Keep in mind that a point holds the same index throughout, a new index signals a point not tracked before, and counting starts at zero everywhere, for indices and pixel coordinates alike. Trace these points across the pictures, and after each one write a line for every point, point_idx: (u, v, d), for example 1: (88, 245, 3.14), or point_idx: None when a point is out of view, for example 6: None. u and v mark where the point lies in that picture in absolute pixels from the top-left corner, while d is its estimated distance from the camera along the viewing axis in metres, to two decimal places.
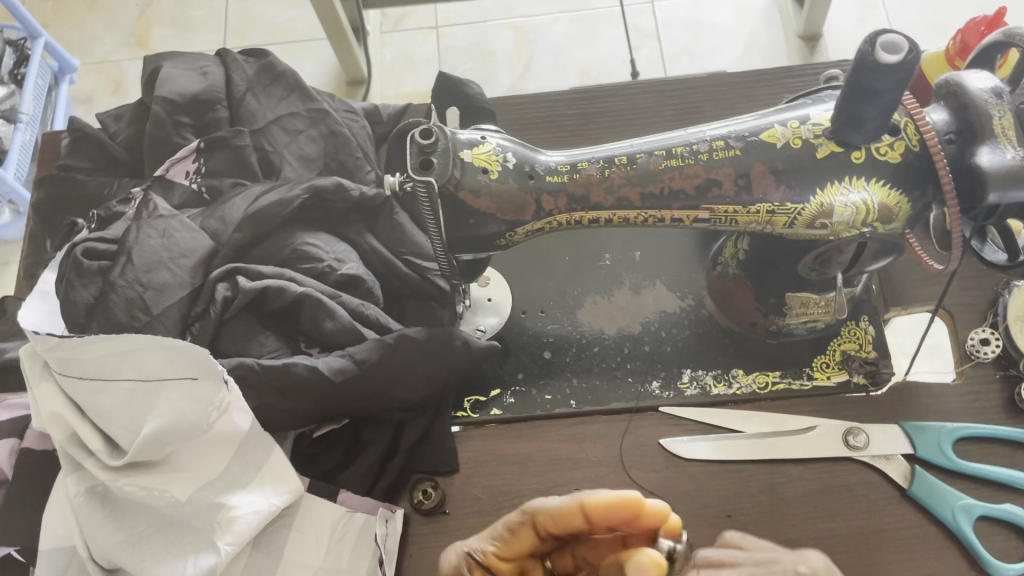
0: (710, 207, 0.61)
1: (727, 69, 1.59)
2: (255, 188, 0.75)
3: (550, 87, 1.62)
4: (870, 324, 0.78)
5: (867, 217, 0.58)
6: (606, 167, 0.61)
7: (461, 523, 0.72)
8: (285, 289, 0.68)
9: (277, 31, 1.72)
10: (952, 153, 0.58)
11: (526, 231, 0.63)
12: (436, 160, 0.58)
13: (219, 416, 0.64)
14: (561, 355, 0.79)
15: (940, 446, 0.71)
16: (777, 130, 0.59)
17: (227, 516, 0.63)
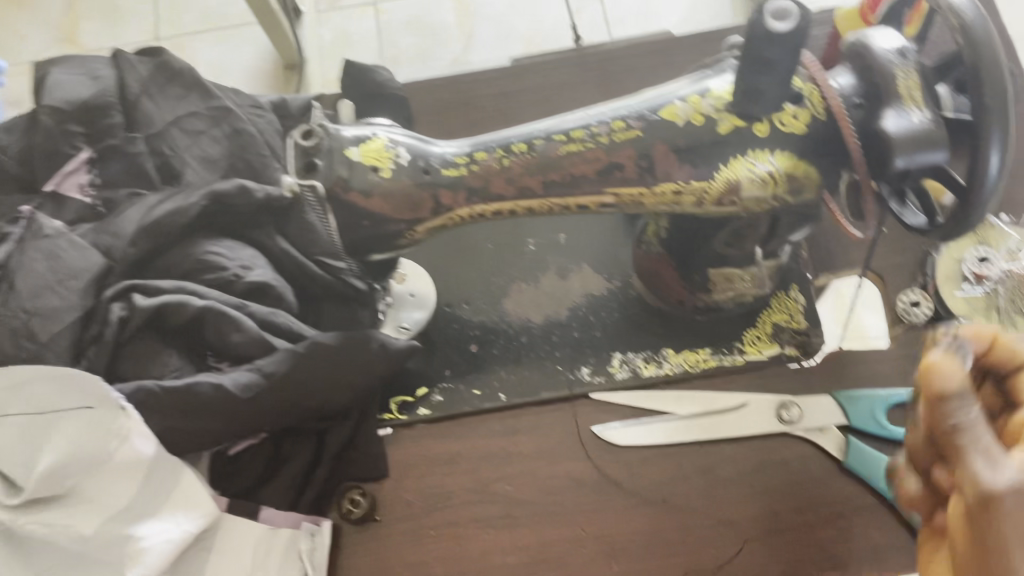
0: (615, 192, 0.59)
1: (673, 28, 1.56)
2: (150, 198, 0.71)
3: (493, 58, 1.57)
4: (801, 293, 0.76)
5: (775, 189, 0.56)
6: (505, 156, 0.58)
7: (392, 530, 0.70)
8: (185, 304, 0.66)
9: (208, 17, 1.65)
10: (859, 118, 0.55)
11: (427, 228, 0.60)
12: (320, 161, 0.55)
13: (120, 445, 0.61)
14: (488, 348, 0.76)
15: (872, 414, 0.70)
16: (677, 106, 0.56)
17: (135, 548, 0.59)
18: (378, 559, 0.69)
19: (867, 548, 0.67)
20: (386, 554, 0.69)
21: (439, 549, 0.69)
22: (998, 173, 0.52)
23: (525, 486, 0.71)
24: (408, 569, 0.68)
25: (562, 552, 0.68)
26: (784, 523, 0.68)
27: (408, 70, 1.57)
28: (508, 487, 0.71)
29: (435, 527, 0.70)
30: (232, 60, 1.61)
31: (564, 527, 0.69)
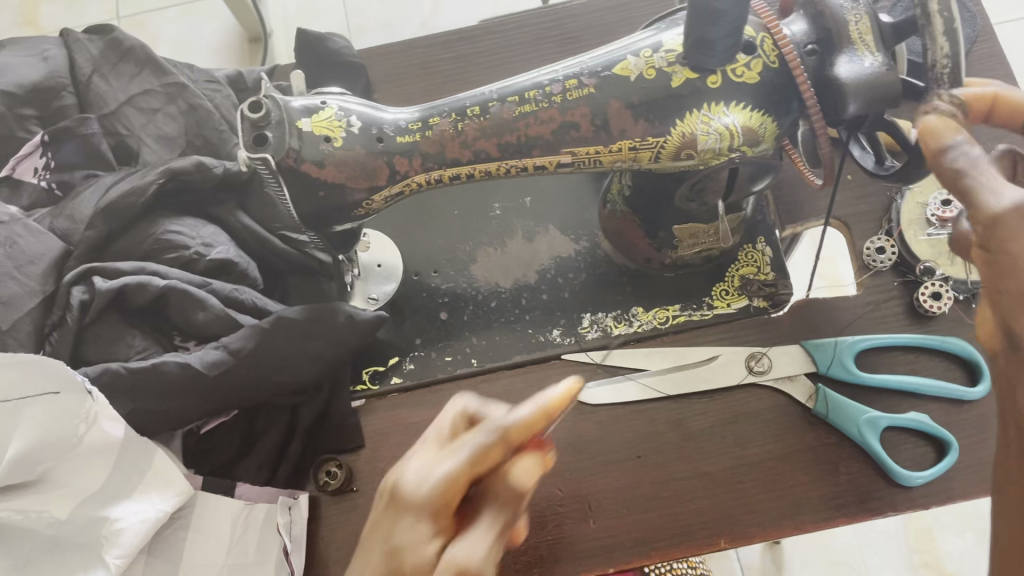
0: (572, 151, 0.58)
1: None
2: (106, 179, 0.71)
3: (461, 22, 1.55)
4: (767, 246, 0.76)
5: (731, 142, 0.56)
6: (459, 120, 0.57)
7: (370, 499, 0.70)
8: (146, 285, 0.65)
9: None
10: (813, 66, 0.55)
11: (384, 196, 0.60)
12: (270, 134, 0.54)
13: (89, 428, 0.61)
14: (458, 315, 0.76)
15: (841, 362, 0.70)
16: (630, 61, 0.55)
17: (112, 529, 0.60)
18: (359, 530, 0.69)
19: (837, 492, 0.68)
20: (365, 524, 0.69)
21: None
22: (954, 83, 0.51)
23: None
24: None
25: (541, 513, 0.69)
26: (756, 473, 0.69)
27: (377, 38, 1.55)
28: None
29: None
30: (196, 36, 1.58)
31: (539, 488, 0.70)
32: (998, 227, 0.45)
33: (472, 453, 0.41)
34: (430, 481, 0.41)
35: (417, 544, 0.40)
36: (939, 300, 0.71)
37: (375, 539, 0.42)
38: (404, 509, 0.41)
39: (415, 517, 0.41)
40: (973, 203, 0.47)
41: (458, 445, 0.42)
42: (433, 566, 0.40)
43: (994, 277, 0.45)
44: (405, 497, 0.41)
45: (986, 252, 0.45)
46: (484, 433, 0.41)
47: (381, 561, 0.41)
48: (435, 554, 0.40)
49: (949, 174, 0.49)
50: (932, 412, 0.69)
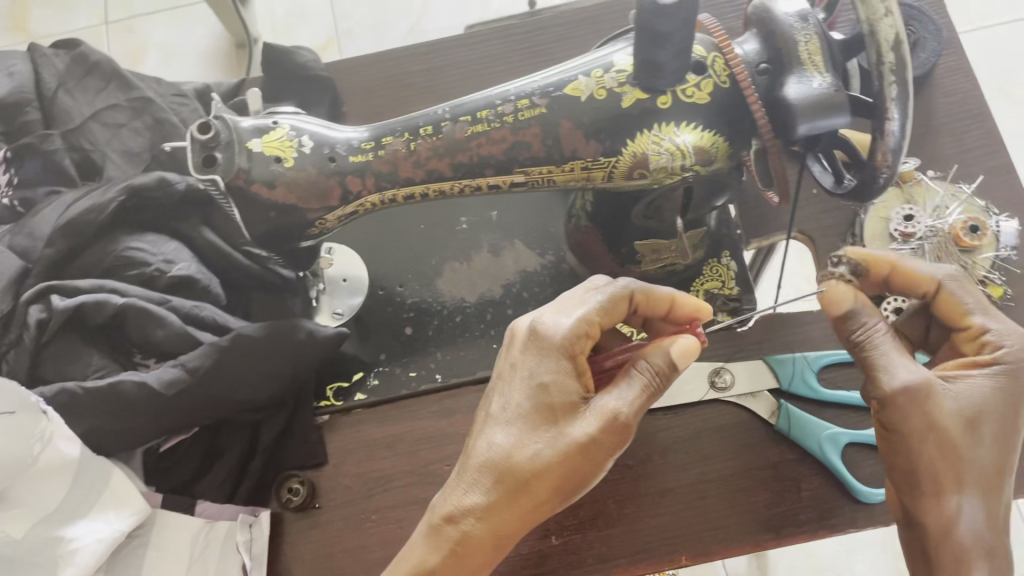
0: (525, 170, 0.58)
1: None
2: (66, 197, 0.71)
3: (449, 27, 1.55)
4: (733, 260, 0.74)
5: (683, 162, 0.56)
6: (412, 140, 0.57)
7: (333, 516, 0.70)
8: (104, 304, 0.65)
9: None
10: (763, 85, 0.55)
11: (338, 215, 0.59)
12: (220, 155, 0.55)
13: (44, 448, 0.61)
14: (422, 330, 0.76)
15: (804, 377, 0.70)
16: (581, 82, 0.56)
17: (67, 549, 0.60)
18: (320, 547, 0.69)
19: (798, 508, 0.67)
20: (327, 540, 0.69)
21: (379, 533, 0.69)
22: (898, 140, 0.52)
23: None
24: (349, 554, 0.69)
25: None
26: (719, 488, 0.68)
27: (365, 44, 1.55)
28: (447, 468, 0.71)
29: (376, 511, 0.70)
30: (185, 42, 1.58)
31: None
32: (888, 405, 0.56)
33: (607, 304, 0.59)
34: (568, 326, 0.58)
35: (563, 384, 0.57)
36: None
37: (518, 373, 0.58)
38: (549, 350, 0.57)
39: (555, 356, 0.57)
40: (874, 381, 0.57)
41: (592, 302, 0.59)
42: (577, 404, 0.56)
43: (893, 454, 0.57)
44: (548, 339, 0.58)
45: (884, 424, 0.57)
46: (613, 290, 0.60)
47: (531, 391, 0.57)
48: (579, 393, 0.57)
49: (854, 341, 0.58)
50: None
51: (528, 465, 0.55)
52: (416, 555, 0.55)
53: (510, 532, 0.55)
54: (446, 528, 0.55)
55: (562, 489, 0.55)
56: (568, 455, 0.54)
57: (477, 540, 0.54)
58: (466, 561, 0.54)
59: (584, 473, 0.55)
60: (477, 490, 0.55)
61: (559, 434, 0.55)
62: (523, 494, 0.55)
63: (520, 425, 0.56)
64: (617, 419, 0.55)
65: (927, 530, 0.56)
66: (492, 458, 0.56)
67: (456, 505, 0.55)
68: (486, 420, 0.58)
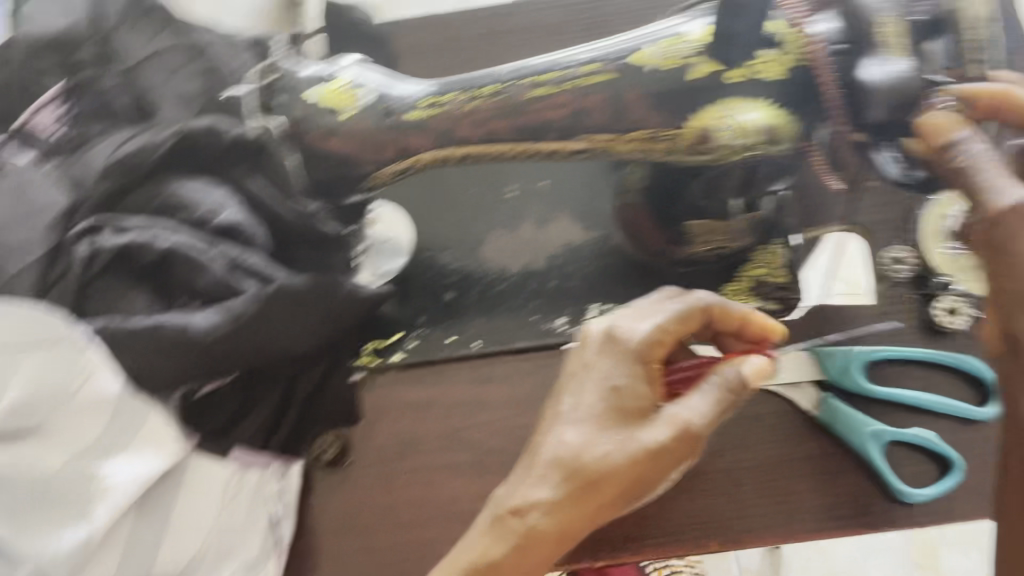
0: (585, 138, 0.57)
1: None
2: (119, 136, 0.72)
3: None
4: (784, 247, 0.72)
5: (748, 140, 0.54)
6: (472, 98, 0.56)
7: (363, 473, 0.70)
8: (149, 245, 0.66)
9: None
10: (840, 65, 0.52)
11: (392, 171, 0.59)
12: (284, 97, 0.55)
13: (83, 383, 0.63)
14: (464, 296, 0.76)
15: (851, 372, 0.68)
16: (646, 51, 0.54)
17: (99, 487, 0.61)
18: (348, 503, 0.69)
19: (833, 502, 0.66)
20: (355, 498, 0.69)
21: (407, 494, 0.69)
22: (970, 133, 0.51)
23: (496, 435, 0.71)
24: (376, 512, 0.69)
25: None
26: (755, 477, 0.67)
27: None
28: (479, 435, 0.71)
29: (405, 472, 0.70)
30: None
31: None
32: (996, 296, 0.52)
33: (680, 314, 0.60)
34: (643, 332, 0.58)
35: (635, 388, 0.56)
36: (954, 315, 0.70)
37: (591, 374, 0.57)
38: (624, 354, 0.57)
39: (630, 360, 0.57)
40: (978, 205, 0.51)
41: (668, 310, 0.60)
42: (648, 411, 0.56)
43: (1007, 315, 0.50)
44: (622, 343, 0.57)
45: (993, 254, 0.50)
46: (689, 300, 0.60)
47: (603, 393, 0.56)
48: (650, 399, 0.56)
49: (955, 169, 0.52)
50: (938, 429, 0.68)
51: (599, 465, 0.53)
52: (477, 546, 0.55)
53: (574, 528, 0.54)
54: (510, 521, 0.54)
55: (627, 492, 0.55)
56: (639, 459, 0.54)
57: (542, 534, 0.53)
58: (527, 554, 0.54)
59: (649, 478, 0.55)
60: (544, 485, 0.54)
61: (630, 438, 0.54)
62: (590, 494, 0.54)
63: (591, 425, 0.55)
64: (689, 429, 0.54)
65: None
66: (561, 456, 0.54)
67: (522, 499, 0.54)
68: (553, 416, 0.57)
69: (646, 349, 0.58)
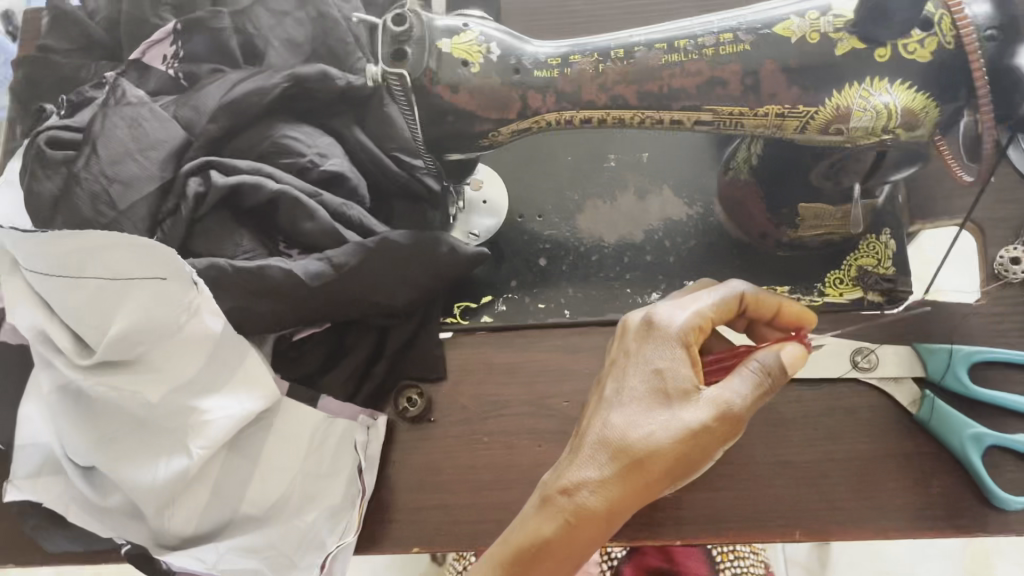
0: (714, 109, 0.55)
1: None
2: (231, 75, 0.71)
3: None
4: (893, 239, 0.71)
5: (887, 123, 0.52)
6: (601, 62, 0.55)
7: (446, 432, 0.70)
8: (261, 186, 0.65)
9: None
10: (991, 52, 0.50)
11: (511, 130, 0.58)
12: (410, 50, 0.53)
13: (190, 318, 0.62)
14: (557, 263, 0.75)
15: (954, 371, 0.66)
16: (793, 22, 0.52)
17: (199, 420, 0.62)
18: (430, 460, 0.69)
19: (925, 503, 0.65)
20: (437, 455, 0.69)
21: (489, 456, 0.69)
22: None
23: (581, 405, 0.70)
24: (457, 472, 0.69)
25: None
26: (845, 470, 0.66)
27: None
28: (564, 403, 0.71)
29: (488, 435, 0.70)
30: None
31: None
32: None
33: (720, 302, 0.58)
34: (683, 318, 0.57)
35: (676, 370, 0.55)
36: None
37: (632, 362, 0.56)
38: (665, 339, 0.56)
39: (671, 344, 0.56)
40: None
41: (707, 299, 0.59)
42: (687, 392, 0.54)
43: None
44: (661, 327, 0.56)
45: None
46: (727, 289, 0.59)
47: (646, 377, 0.55)
48: (693, 381, 0.55)
49: None
50: None
51: (643, 444, 0.52)
52: (529, 526, 0.52)
53: (624, 509, 0.52)
54: (559, 499, 0.52)
55: (675, 473, 0.52)
56: (683, 438, 0.52)
57: (592, 512, 0.51)
58: (578, 534, 0.51)
59: (694, 461, 0.53)
60: (593, 464, 0.52)
61: (674, 417, 0.52)
62: (638, 471, 0.52)
63: (633, 406, 0.54)
64: (730, 409, 0.52)
65: None
66: (606, 436, 0.53)
67: (572, 478, 0.52)
68: (600, 404, 0.56)
69: (684, 334, 0.56)
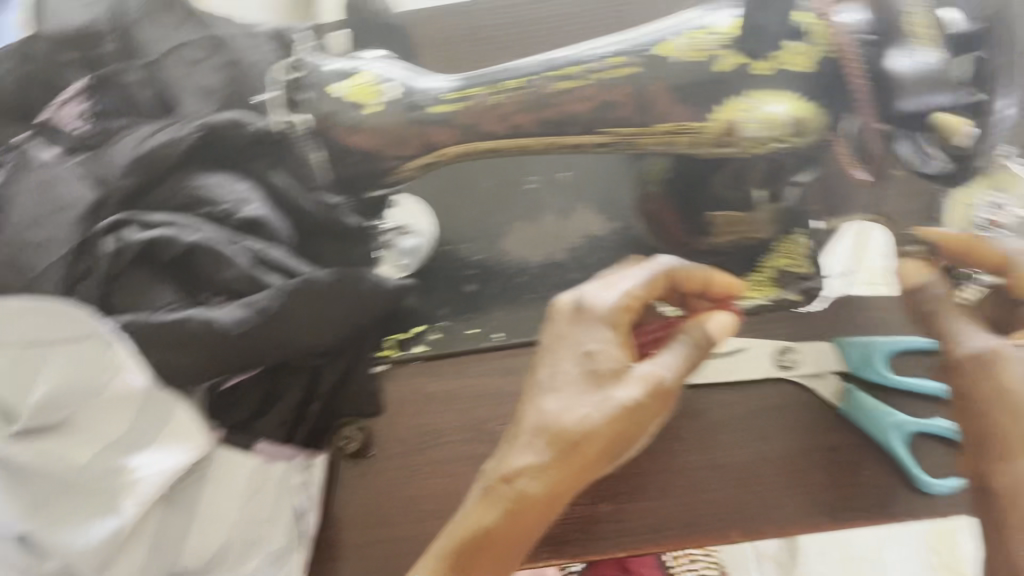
0: (608, 131, 0.57)
1: None
2: (143, 128, 0.71)
3: None
4: (807, 237, 0.72)
5: (776, 132, 0.54)
6: (497, 93, 0.56)
7: (386, 465, 0.71)
8: (174, 241, 0.66)
9: None
10: (871, 56, 0.52)
11: (417, 165, 0.59)
12: (307, 96, 0.55)
13: (113, 377, 0.63)
14: (485, 288, 0.75)
15: (872, 363, 0.69)
16: (673, 42, 0.54)
17: (129, 479, 0.61)
18: (373, 495, 0.70)
19: (857, 494, 0.66)
20: (379, 489, 0.70)
21: (431, 485, 0.70)
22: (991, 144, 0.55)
23: None
24: (400, 504, 0.69)
25: None
26: (777, 468, 0.67)
27: None
28: (502, 426, 0.71)
29: (428, 464, 0.70)
30: None
31: None
32: (964, 368, 0.63)
33: (646, 280, 0.63)
34: (611, 300, 0.61)
35: (608, 351, 0.59)
36: None
37: (565, 343, 0.60)
38: (595, 321, 0.60)
39: (601, 325, 0.60)
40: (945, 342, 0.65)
41: (633, 279, 0.63)
42: (620, 373, 0.58)
43: (965, 419, 0.63)
44: (590, 309, 0.61)
45: (961, 391, 0.63)
46: (653, 268, 0.64)
47: (578, 360, 0.59)
48: (624, 362, 0.59)
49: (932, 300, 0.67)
50: None
51: (578, 428, 0.57)
52: (472, 516, 0.58)
53: (560, 493, 0.57)
54: (501, 488, 0.58)
55: (607, 452, 0.58)
56: (617, 417, 0.57)
57: (533, 499, 0.57)
58: (518, 518, 0.57)
59: (628, 434, 0.58)
60: (531, 451, 0.58)
61: (606, 398, 0.57)
62: (572, 454, 0.57)
63: (568, 392, 0.58)
64: (660, 384, 0.58)
65: (1000, 492, 0.59)
66: (544, 423, 0.58)
67: (510, 467, 0.58)
68: (536, 389, 0.60)
69: (613, 311, 0.61)
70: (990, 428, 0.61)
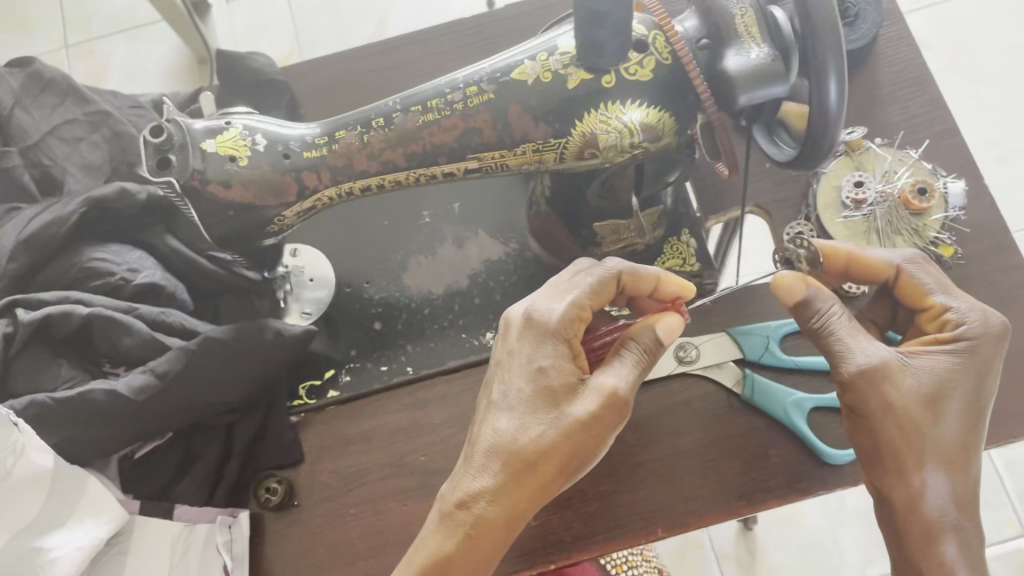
0: (478, 156, 0.60)
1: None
2: (27, 212, 0.71)
3: (413, 28, 1.50)
4: (692, 237, 0.75)
5: (632, 139, 0.57)
6: (364, 132, 0.59)
7: (313, 512, 0.71)
8: (70, 314, 0.66)
9: (117, 18, 1.56)
10: (704, 59, 0.56)
11: (295, 212, 0.61)
12: (174, 157, 0.57)
13: (17, 460, 0.59)
14: (392, 324, 0.76)
15: (767, 347, 0.72)
16: (527, 66, 0.57)
17: (46, 559, 0.59)
18: (302, 544, 0.70)
19: (768, 475, 0.69)
20: (307, 537, 0.70)
21: (359, 526, 0.70)
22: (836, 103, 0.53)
23: (439, 454, 0.72)
24: (330, 549, 0.69)
25: None
26: (691, 461, 0.70)
27: (322, 50, 1.51)
28: (423, 458, 0.72)
29: (354, 505, 0.71)
30: (142, 62, 1.52)
31: None
32: (850, 387, 0.58)
33: (593, 287, 0.60)
34: (561, 311, 0.58)
35: (561, 368, 0.57)
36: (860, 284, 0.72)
37: (513, 360, 0.58)
38: (547, 334, 0.58)
39: (552, 340, 0.58)
40: (834, 361, 0.59)
41: (583, 285, 0.60)
42: (578, 387, 0.57)
43: (860, 430, 0.59)
44: (539, 322, 0.58)
45: (847, 403, 0.59)
46: (602, 271, 0.60)
47: (529, 377, 0.57)
48: (577, 374, 0.57)
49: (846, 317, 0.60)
50: None
51: (534, 446, 0.55)
52: (431, 542, 0.55)
53: (520, 512, 0.55)
54: (458, 513, 0.55)
55: (568, 468, 0.55)
56: (573, 432, 0.55)
57: (491, 522, 0.54)
58: (479, 544, 0.54)
59: (588, 450, 0.55)
60: (487, 474, 0.55)
61: (561, 414, 0.55)
62: (531, 474, 0.55)
63: (519, 409, 0.56)
64: (616, 394, 0.55)
65: (897, 504, 0.58)
66: (497, 444, 0.56)
67: (466, 492, 0.55)
68: (490, 407, 0.58)
69: (561, 324, 0.58)
70: (889, 442, 0.57)
